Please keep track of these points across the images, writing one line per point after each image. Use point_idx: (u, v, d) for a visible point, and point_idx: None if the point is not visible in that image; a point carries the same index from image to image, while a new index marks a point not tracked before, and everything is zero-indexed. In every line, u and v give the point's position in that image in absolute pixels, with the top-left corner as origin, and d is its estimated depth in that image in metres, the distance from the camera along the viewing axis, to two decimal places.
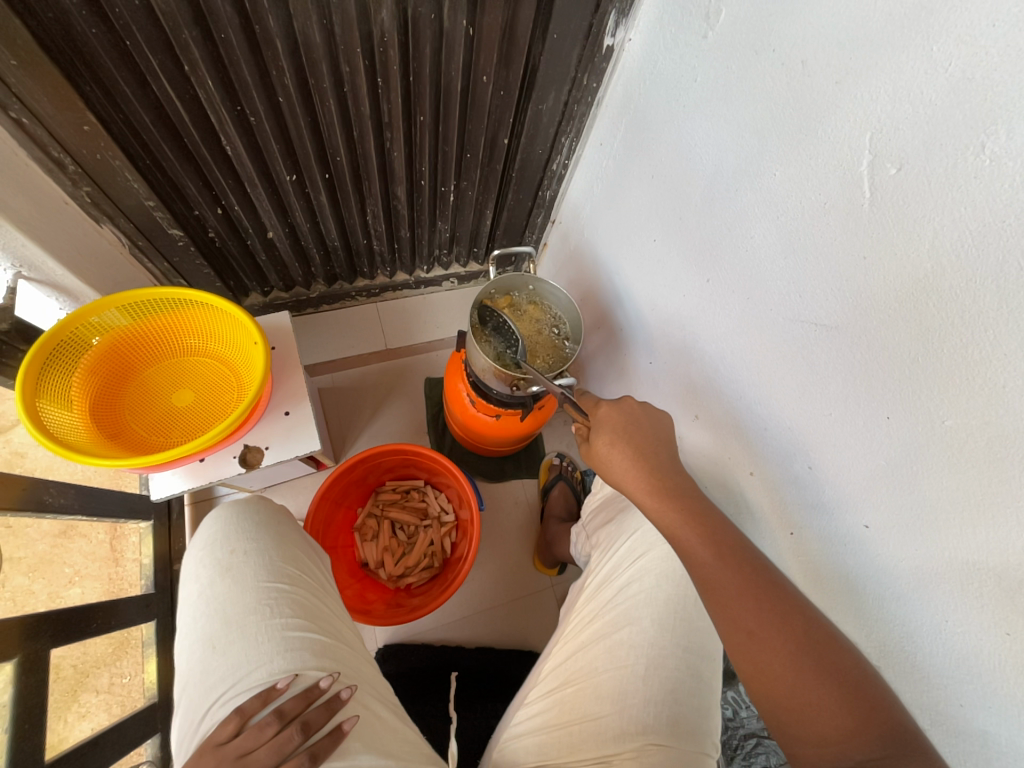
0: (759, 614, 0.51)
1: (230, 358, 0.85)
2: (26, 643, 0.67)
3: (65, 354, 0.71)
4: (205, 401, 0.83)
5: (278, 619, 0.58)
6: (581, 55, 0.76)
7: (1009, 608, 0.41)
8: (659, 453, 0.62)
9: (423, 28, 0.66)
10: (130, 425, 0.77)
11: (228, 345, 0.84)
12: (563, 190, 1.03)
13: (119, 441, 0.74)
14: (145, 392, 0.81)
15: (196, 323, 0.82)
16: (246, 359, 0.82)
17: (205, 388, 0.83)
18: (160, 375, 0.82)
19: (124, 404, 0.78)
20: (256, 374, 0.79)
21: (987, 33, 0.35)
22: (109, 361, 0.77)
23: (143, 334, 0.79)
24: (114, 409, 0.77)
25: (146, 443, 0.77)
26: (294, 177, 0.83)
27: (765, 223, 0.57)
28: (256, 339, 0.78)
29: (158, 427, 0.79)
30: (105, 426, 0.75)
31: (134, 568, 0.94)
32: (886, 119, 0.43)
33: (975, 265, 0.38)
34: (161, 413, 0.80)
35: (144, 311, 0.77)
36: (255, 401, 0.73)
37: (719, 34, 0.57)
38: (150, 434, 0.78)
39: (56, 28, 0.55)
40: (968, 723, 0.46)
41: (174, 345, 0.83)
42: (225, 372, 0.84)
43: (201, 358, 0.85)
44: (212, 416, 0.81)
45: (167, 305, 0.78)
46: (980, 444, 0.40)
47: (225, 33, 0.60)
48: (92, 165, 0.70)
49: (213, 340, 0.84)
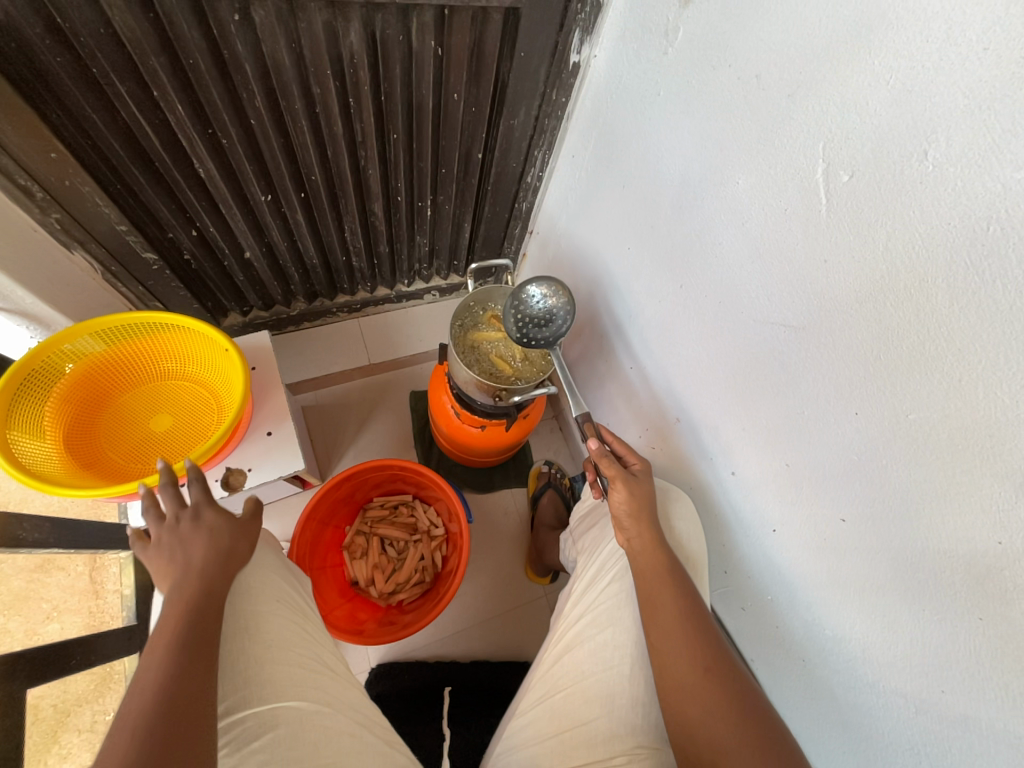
0: (708, 652, 0.56)
1: (207, 379, 0.83)
2: (1, 687, 0.64)
3: (33, 386, 0.69)
4: (185, 424, 0.81)
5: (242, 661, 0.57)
6: (548, 72, 0.78)
7: (981, 595, 0.42)
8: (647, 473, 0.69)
9: (392, 49, 0.68)
10: (107, 452, 0.76)
11: (206, 366, 0.83)
12: (538, 201, 1.05)
13: (96, 470, 0.73)
14: (121, 418, 0.79)
15: (171, 345, 0.81)
16: (225, 378, 0.82)
17: (184, 414, 0.82)
18: (136, 400, 0.81)
19: (98, 432, 0.76)
20: (235, 393, 0.79)
21: (922, 49, 0.37)
22: (82, 387, 0.76)
23: (113, 360, 0.78)
24: (87, 438, 0.75)
25: (124, 470, 0.75)
26: (269, 197, 0.83)
27: (731, 230, 0.59)
28: (234, 358, 0.78)
29: (136, 453, 0.77)
30: (79, 456, 0.73)
31: (116, 599, 0.91)
32: (836, 129, 0.45)
33: (928, 264, 0.40)
34: (138, 439, 0.79)
35: (118, 337, 0.76)
36: (232, 423, 0.73)
37: (679, 51, 0.59)
38: (128, 462, 0.76)
39: (20, 58, 0.55)
40: (950, 707, 0.48)
41: (150, 368, 0.82)
42: (202, 394, 0.83)
43: (178, 380, 0.83)
44: (192, 439, 0.80)
45: (140, 331, 0.77)
46: (943, 436, 0.42)
47: (194, 59, 0.60)
48: (61, 191, 0.69)
49: (190, 361, 0.83)
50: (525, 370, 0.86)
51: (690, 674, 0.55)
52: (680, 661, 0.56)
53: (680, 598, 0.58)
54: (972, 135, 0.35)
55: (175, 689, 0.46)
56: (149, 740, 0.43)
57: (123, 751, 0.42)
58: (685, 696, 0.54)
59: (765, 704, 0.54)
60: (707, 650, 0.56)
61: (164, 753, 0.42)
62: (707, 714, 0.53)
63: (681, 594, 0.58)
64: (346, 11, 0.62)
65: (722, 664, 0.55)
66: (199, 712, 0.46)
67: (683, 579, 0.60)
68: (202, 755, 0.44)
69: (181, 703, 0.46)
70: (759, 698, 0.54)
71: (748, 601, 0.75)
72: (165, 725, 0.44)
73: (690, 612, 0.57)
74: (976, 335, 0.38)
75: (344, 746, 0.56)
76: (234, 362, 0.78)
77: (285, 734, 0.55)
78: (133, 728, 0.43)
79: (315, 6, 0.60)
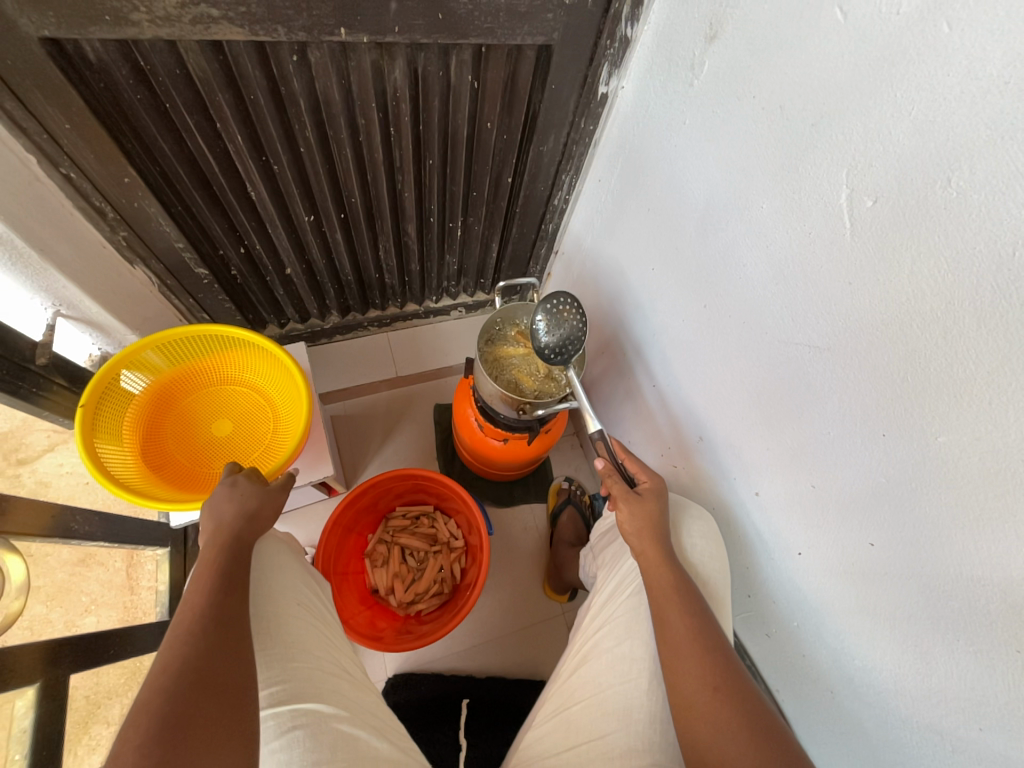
0: (718, 668, 0.55)
1: (270, 392, 0.88)
2: (48, 669, 0.68)
3: (118, 393, 0.76)
4: (244, 431, 0.85)
5: (265, 657, 0.59)
6: (577, 102, 0.82)
7: (1018, 626, 0.41)
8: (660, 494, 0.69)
9: (432, 83, 0.73)
10: (173, 451, 0.81)
11: (268, 378, 0.88)
12: (565, 222, 1.08)
13: (162, 469, 0.78)
14: (187, 420, 0.84)
15: (237, 356, 0.87)
16: (286, 394, 0.86)
17: (243, 422, 0.86)
18: (201, 403, 0.86)
19: (168, 435, 0.82)
20: (298, 413, 0.83)
21: (944, 82, 0.38)
22: (157, 390, 0.82)
23: (185, 366, 0.84)
24: (158, 440, 0.81)
25: (187, 471, 0.80)
26: (312, 217, 0.88)
27: (756, 252, 0.60)
28: (296, 373, 0.82)
29: (199, 455, 0.82)
30: (151, 458, 0.78)
31: (150, 596, 0.96)
32: (860, 157, 0.46)
33: (954, 287, 0.40)
34: (202, 442, 0.84)
35: (192, 346, 0.83)
36: (298, 448, 0.76)
37: (705, 83, 0.62)
38: (191, 464, 0.81)
39: (105, 95, 0.62)
40: (988, 745, 0.46)
41: (217, 375, 0.87)
42: (262, 405, 0.87)
43: (239, 388, 0.88)
44: (252, 446, 0.84)
45: (213, 341, 0.84)
46: (973, 461, 0.42)
47: (255, 94, 0.66)
48: (129, 212, 0.76)
49: (252, 373, 0.88)
50: (546, 389, 0.87)
51: (700, 692, 0.54)
52: (691, 677, 0.55)
53: (688, 617, 0.58)
54: (995, 164, 0.36)
55: (214, 613, 0.51)
56: (201, 651, 0.48)
57: (181, 660, 0.47)
58: (694, 714, 0.54)
59: (784, 730, 0.52)
60: (717, 666, 0.55)
61: (217, 663, 0.48)
62: (717, 733, 0.52)
63: (688, 609, 0.58)
64: (392, 51, 0.67)
65: (733, 682, 0.54)
66: (243, 631, 0.52)
67: (692, 595, 0.60)
68: (248, 669, 0.50)
69: (223, 624, 0.51)
70: (782, 724, 0.53)
71: (773, 627, 0.73)
72: (214, 641, 0.49)
73: (700, 630, 0.57)
74: (1004, 359, 0.38)
75: (362, 747, 0.57)
76: (299, 387, 0.82)
77: (303, 735, 0.56)
78: (184, 645, 0.48)
79: (365, 47, 0.65)
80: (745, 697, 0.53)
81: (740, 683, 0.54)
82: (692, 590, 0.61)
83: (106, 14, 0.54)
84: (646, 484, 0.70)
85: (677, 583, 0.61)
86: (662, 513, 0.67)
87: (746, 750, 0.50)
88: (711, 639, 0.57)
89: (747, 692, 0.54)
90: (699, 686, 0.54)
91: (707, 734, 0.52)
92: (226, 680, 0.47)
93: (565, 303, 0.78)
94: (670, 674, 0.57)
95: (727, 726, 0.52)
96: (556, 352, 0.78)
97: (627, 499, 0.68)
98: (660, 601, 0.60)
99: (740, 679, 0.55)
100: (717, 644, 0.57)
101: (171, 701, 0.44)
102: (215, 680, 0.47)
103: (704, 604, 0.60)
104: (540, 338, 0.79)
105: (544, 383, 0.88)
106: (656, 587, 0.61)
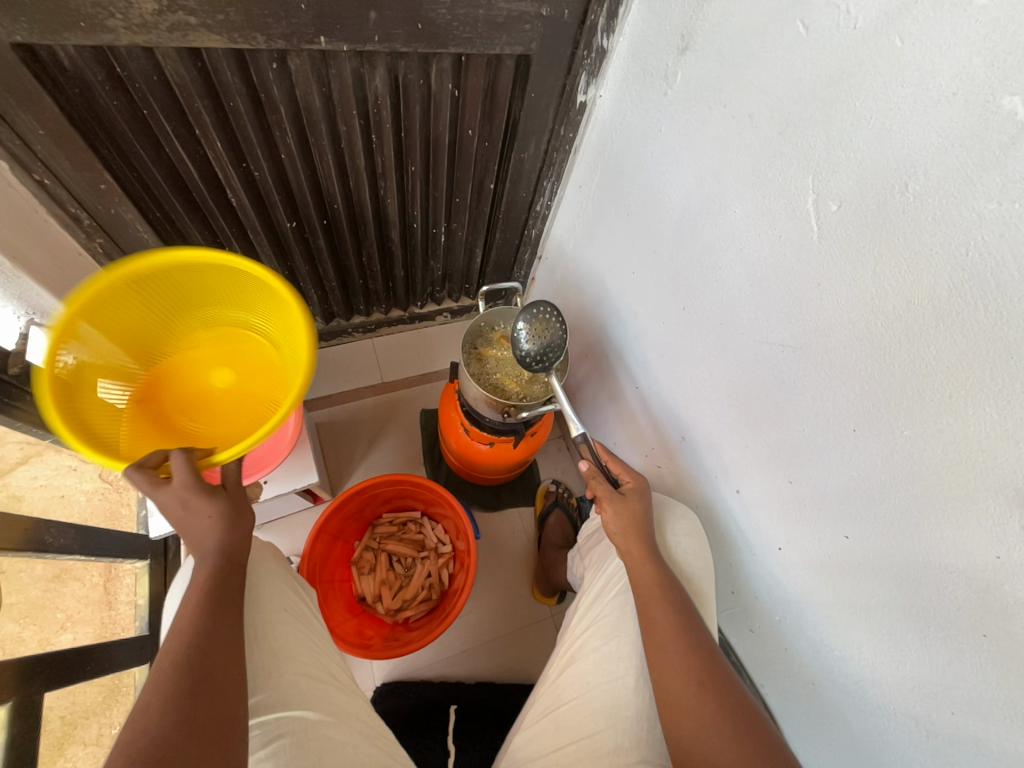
0: (705, 664, 0.56)
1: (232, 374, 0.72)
2: (20, 688, 0.66)
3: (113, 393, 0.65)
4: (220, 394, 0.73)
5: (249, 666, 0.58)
6: (557, 110, 0.83)
7: (984, 611, 0.43)
8: (644, 495, 0.70)
9: (413, 91, 0.74)
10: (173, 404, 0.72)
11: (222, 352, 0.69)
12: (547, 228, 1.09)
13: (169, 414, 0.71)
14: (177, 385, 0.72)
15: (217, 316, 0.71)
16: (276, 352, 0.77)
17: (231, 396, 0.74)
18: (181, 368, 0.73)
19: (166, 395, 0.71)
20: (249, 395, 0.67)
21: (898, 92, 0.40)
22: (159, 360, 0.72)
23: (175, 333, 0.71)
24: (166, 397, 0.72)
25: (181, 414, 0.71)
26: (294, 224, 0.88)
27: (730, 255, 0.62)
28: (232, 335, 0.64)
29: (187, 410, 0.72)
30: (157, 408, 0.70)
31: (128, 611, 0.93)
32: (824, 163, 0.48)
33: (914, 286, 0.42)
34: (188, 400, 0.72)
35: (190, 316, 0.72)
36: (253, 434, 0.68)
37: (678, 92, 0.64)
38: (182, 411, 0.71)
39: (81, 102, 0.62)
40: (961, 729, 0.48)
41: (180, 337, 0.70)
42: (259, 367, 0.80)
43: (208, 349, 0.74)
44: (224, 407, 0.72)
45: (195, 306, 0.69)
46: (938, 452, 0.44)
47: (234, 101, 0.66)
48: (106, 219, 0.75)
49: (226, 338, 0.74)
50: (529, 388, 0.89)
51: (684, 686, 0.55)
52: (677, 674, 0.56)
53: (674, 613, 0.59)
54: (947, 170, 0.38)
55: (203, 638, 0.50)
56: (190, 678, 0.47)
57: (167, 692, 0.45)
58: (681, 712, 0.54)
59: (768, 722, 0.53)
60: (701, 661, 0.56)
61: (204, 695, 0.46)
62: (704, 731, 0.52)
63: (674, 607, 0.59)
64: (372, 59, 0.68)
65: (717, 679, 0.55)
66: (232, 660, 0.50)
67: (680, 595, 0.61)
68: (236, 704, 0.48)
69: (211, 651, 0.49)
70: (766, 715, 0.53)
71: (756, 623, 0.74)
72: (200, 674, 0.47)
73: (686, 627, 0.58)
74: (962, 354, 0.40)
75: (349, 755, 0.57)
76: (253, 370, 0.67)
77: (289, 743, 0.55)
78: (174, 671, 0.47)
79: (345, 55, 0.66)
80: (729, 690, 0.54)
81: (724, 677, 0.56)
82: (676, 587, 0.62)
83: (82, 21, 0.54)
84: (627, 485, 0.71)
85: (661, 581, 0.62)
86: (644, 512, 0.67)
87: (729, 747, 0.50)
88: (697, 636, 0.58)
89: (732, 688, 0.55)
90: (687, 680, 0.55)
91: (695, 739, 0.52)
92: (213, 716, 0.45)
93: (544, 310, 0.79)
94: (656, 673, 0.57)
95: (715, 721, 0.52)
96: (536, 359, 0.79)
97: (612, 500, 0.68)
98: (647, 601, 0.60)
99: (723, 673, 0.56)
100: (702, 638, 0.58)
101: (156, 732, 0.42)
102: (201, 714, 0.45)
103: (691, 602, 0.61)
104: (520, 344, 0.80)
105: (527, 384, 0.89)
106: (643, 589, 0.62)
